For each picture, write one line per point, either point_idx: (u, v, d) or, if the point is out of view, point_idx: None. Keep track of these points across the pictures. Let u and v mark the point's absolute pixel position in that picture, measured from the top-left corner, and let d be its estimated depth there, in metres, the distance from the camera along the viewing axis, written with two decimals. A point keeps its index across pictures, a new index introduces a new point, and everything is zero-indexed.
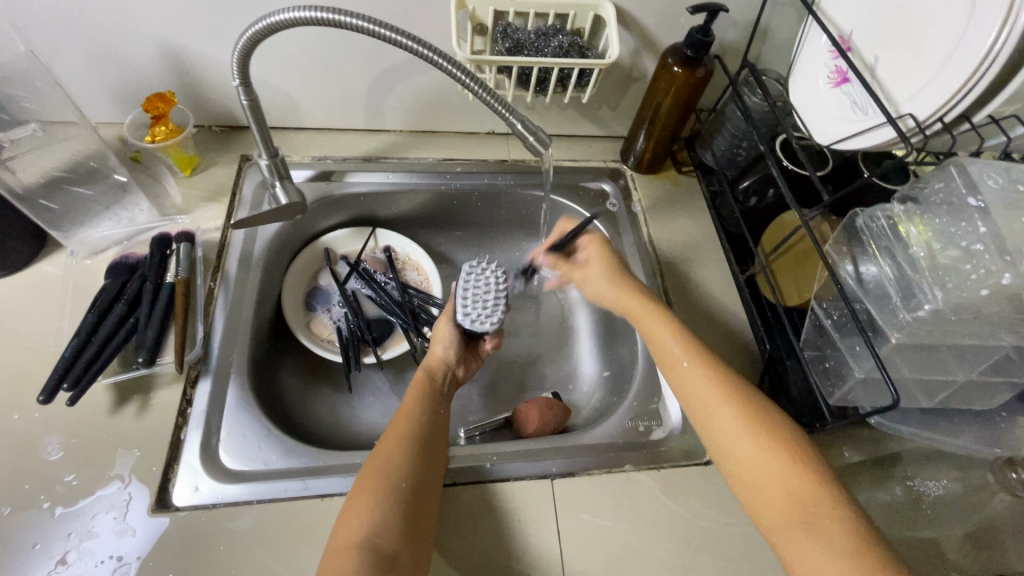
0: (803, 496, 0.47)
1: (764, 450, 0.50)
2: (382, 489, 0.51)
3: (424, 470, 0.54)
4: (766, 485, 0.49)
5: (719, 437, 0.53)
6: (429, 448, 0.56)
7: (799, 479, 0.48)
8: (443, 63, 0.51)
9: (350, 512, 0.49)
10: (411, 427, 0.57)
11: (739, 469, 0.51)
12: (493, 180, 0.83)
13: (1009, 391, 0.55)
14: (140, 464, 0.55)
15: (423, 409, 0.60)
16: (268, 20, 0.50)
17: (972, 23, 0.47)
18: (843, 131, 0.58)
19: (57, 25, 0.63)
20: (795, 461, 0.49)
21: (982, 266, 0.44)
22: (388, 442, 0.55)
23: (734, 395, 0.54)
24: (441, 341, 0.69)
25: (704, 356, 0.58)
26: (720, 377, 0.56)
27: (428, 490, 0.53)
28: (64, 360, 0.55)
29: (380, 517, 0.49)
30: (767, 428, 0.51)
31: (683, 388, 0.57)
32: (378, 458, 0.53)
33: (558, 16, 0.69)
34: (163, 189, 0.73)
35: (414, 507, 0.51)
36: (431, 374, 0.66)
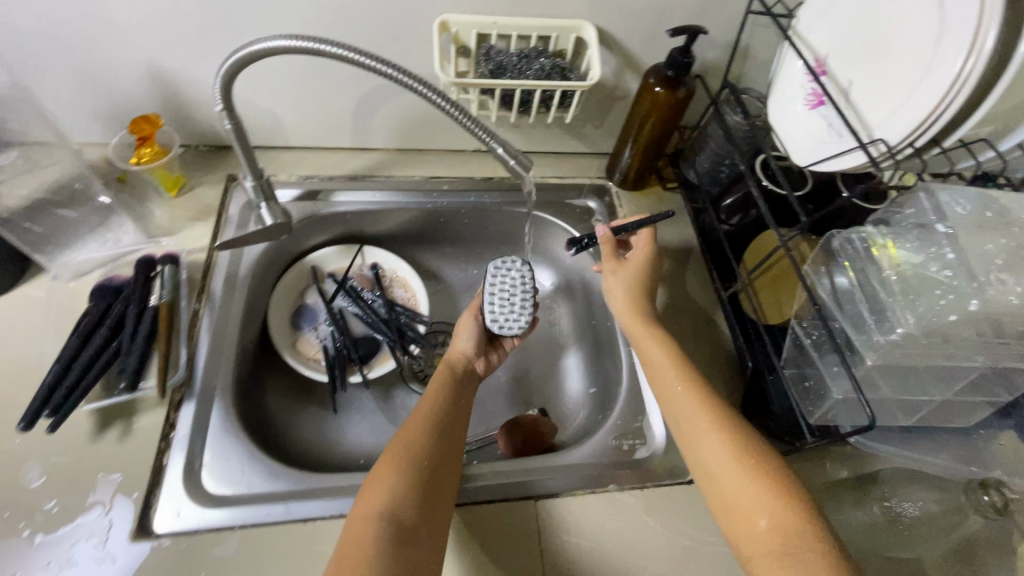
0: (788, 531, 0.46)
1: (752, 484, 0.50)
2: (406, 460, 0.53)
3: (444, 452, 0.56)
4: (752, 518, 0.49)
5: (710, 466, 0.53)
6: (450, 433, 0.58)
7: (784, 513, 0.47)
8: (423, 90, 0.51)
9: (372, 484, 0.51)
10: (435, 411, 0.60)
11: (728, 501, 0.51)
12: (479, 198, 0.84)
13: (986, 409, 0.55)
14: (122, 489, 0.55)
15: (447, 395, 0.63)
16: (250, 48, 0.50)
17: (939, 50, 0.48)
18: (819, 154, 0.58)
19: (42, 50, 0.64)
20: (781, 495, 0.49)
21: (950, 291, 0.45)
22: (413, 422, 0.58)
23: (727, 426, 0.55)
24: (466, 336, 0.72)
25: (699, 386, 0.59)
26: (715, 406, 0.56)
27: (448, 472, 0.55)
28: (45, 386, 0.55)
29: (401, 489, 0.51)
30: (755, 461, 0.51)
31: (678, 414, 0.58)
32: (403, 435, 0.56)
33: (541, 38, 0.70)
34: (148, 210, 0.74)
35: (433, 484, 0.53)
36: (455, 363, 0.69)
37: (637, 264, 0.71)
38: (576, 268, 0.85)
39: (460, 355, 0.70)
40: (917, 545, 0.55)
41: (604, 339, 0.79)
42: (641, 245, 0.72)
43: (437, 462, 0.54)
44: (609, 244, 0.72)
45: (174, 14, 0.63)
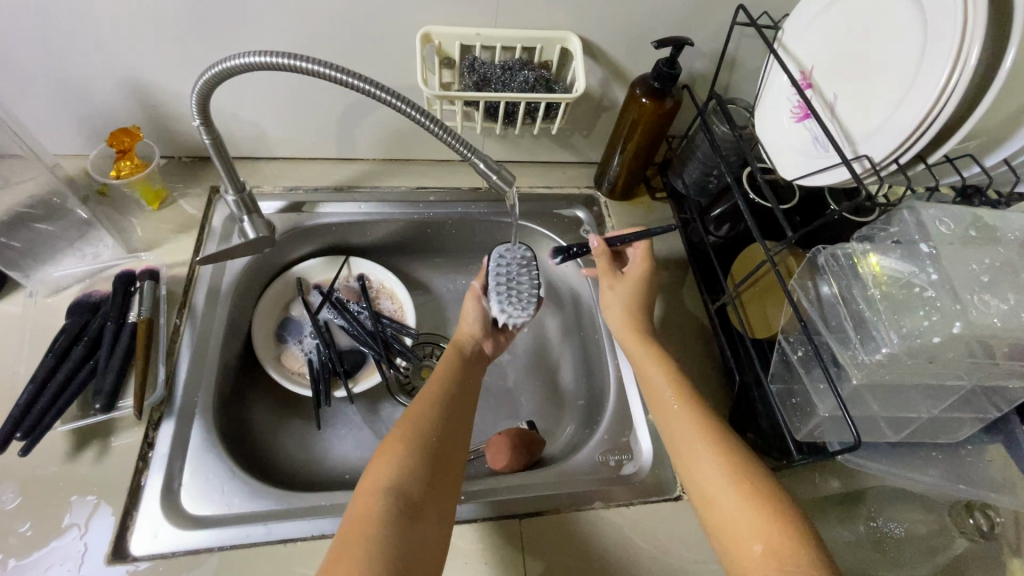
0: (783, 556, 0.45)
1: (747, 508, 0.49)
2: (415, 438, 0.54)
3: (451, 431, 0.57)
4: (746, 542, 0.47)
5: (704, 486, 0.52)
6: (457, 413, 0.59)
7: (778, 538, 0.46)
8: (401, 106, 0.50)
9: (381, 460, 0.52)
10: (442, 391, 0.61)
11: (723, 522, 0.50)
12: (466, 209, 0.83)
13: (973, 425, 0.55)
14: (98, 511, 0.54)
15: (454, 376, 0.64)
16: (225, 64, 0.50)
17: (923, 67, 0.47)
18: (804, 169, 0.58)
19: (18, 63, 0.63)
20: (775, 518, 0.47)
21: (934, 312, 0.44)
22: (420, 401, 0.59)
23: (722, 447, 0.54)
24: (470, 317, 0.71)
25: (695, 405, 0.58)
26: (711, 425, 0.56)
27: (455, 450, 0.56)
28: (18, 408, 0.54)
29: (410, 464, 0.51)
30: (750, 484, 0.50)
31: (673, 431, 0.57)
32: (412, 413, 0.57)
33: (525, 49, 0.69)
34: (129, 223, 0.73)
35: (441, 461, 0.54)
36: (462, 345, 0.69)
37: (636, 280, 0.70)
38: (564, 279, 0.84)
39: (467, 337, 0.70)
40: (905, 564, 0.54)
41: (592, 351, 0.78)
42: (639, 259, 0.71)
43: (444, 440, 0.55)
44: (604, 256, 0.72)
45: (152, 26, 0.62)
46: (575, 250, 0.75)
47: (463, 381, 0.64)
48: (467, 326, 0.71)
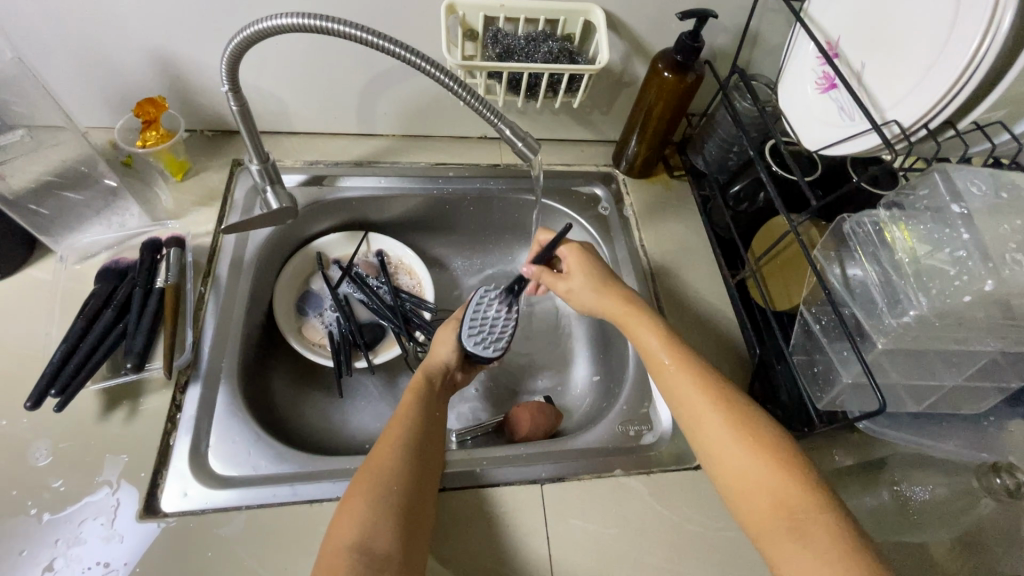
0: (793, 506, 0.47)
1: (755, 460, 0.50)
2: (375, 492, 0.51)
3: (418, 477, 0.54)
4: (757, 496, 0.49)
5: (714, 452, 0.52)
6: (424, 456, 0.56)
7: (788, 488, 0.48)
8: (432, 70, 0.51)
9: (342, 518, 0.50)
10: (405, 434, 0.57)
11: (733, 480, 0.51)
12: (485, 185, 0.83)
13: (998, 395, 0.54)
14: (129, 469, 0.55)
15: (419, 415, 0.60)
16: (255, 27, 0.50)
17: (955, 30, 0.47)
18: (830, 138, 0.58)
19: (47, 32, 0.63)
20: (782, 469, 0.49)
21: (965, 272, 0.44)
22: (382, 447, 0.55)
23: (724, 403, 0.54)
24: (446, 343, 0.70)
25: (692, 363, 0.58)
26: (710, 383, 0.56)
27: (422, 497, 0.53)
28: (52, 366, 0.55)
29: (372, 522, 0.49)
30: (756, 435, 0.51)
31: (679, 408, 0.56)
32: (372, 462, 0.54)
33: (548, 22, 0.69)
34: (153, 194, 0.73)
35: (409, 511, 0.51)
36: (432, 374, 0.67)
37: (578, 274, 0.68)
38: None
39: (438, 361, 0.69)
40: (926, 530, 0.54)
41: (609, 327, 0.78)
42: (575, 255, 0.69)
43: (410, 488, 0.52)
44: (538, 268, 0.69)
45: None
46: (517, 284, 0.72)
47: (428, 418, 0.61)
48: (439, 351, 0.70)
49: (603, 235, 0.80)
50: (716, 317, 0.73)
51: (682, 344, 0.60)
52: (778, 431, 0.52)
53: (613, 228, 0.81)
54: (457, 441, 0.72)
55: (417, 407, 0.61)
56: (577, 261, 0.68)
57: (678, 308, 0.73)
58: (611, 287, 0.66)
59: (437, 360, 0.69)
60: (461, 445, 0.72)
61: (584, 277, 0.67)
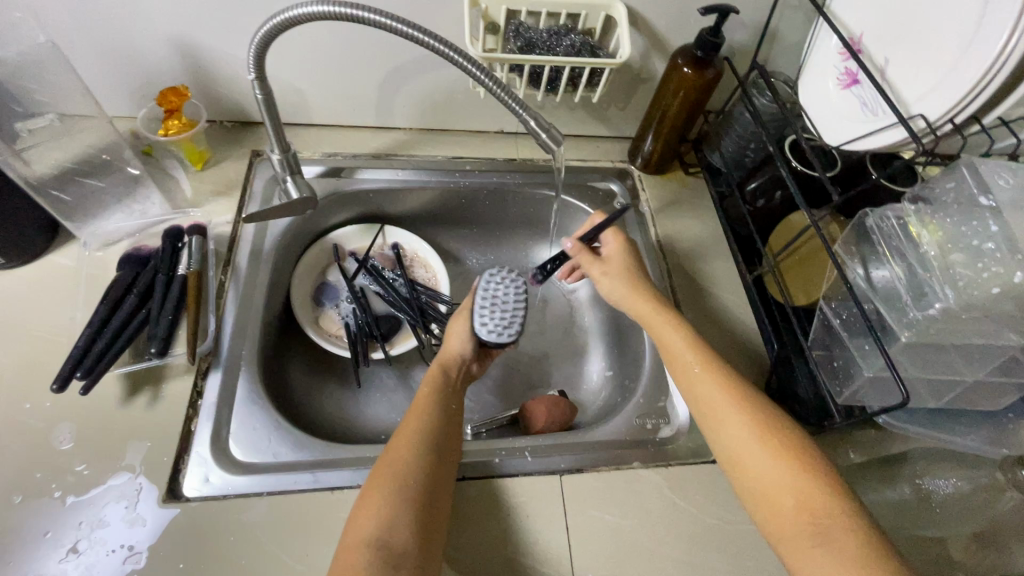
0: (814, 507, 0.47)
1: (774, 461, 0.50)
2: (394, 487, 0.51)
3: (436, 470, 0.54)
4: (777, 496, 0.49)
5: (732, 451, 0.53)
6: (443, 452, 0.56)
7: (808, 489, 0.48)
8: (456, 57, 0.51)
9: (361, 510, 0.50)
10: (424, 428, 0.57)
11: (755, 479, 0.51)
12: (501, 179, 0.83)
13: (1016, 392, 0.54)
14: (152, 454, 0.55)
15: (436, 410, 0.60)
16: (285, 14, 0.50)
17: (982, 24, 0.47)
18: (852, 133, 0.58)
19: (74, 20, 0.64)
20: (802, 472, 0.49)
21: (994, 264, 0.44)
22: (400, 442, 0.55)
23: (743, 404, 0.55)
24: (458, 336, 0.70)
25: (714, 362, 0.58)
26: (732, 384, 0.56)
27: (441, 493, 0.53)
28: (76, 351, 0.55)
29: (390, 516, 0.49)
30: (776, 435, 0.52)
31: (701, 402, 0.56)
32: (391, 457, 0.54)
33: (570, 16, 0.69)
34: (174, 183, 0.74)
35: (427, 505, 0.51)
36: (448, 369, 0.68)
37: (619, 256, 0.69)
38: None
39: (452, 354, 0.69)
40: (947, 523, 0.55)
41: (626, 322, 0.78)
42: (615, 243, 0.71)
43: (427, 481, 0.52)
44: (583, 252, 0.70)
45: None
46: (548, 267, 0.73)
47: (448, 412, 0.61)
48: (451, 343, 0.70)
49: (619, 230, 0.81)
50: (732, 312, 0.73)
51: (706, 343, 0.60)
52: (797, 432, 0.53)
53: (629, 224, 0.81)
54: (472, 433, 0.72)
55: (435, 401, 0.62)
56: (618, 246, 0.70)
57: (695, 304, 0.74)
58: (639, 282, 0.67)
59: (449, 352, 0.69)
60: (476, 437, 0.72)
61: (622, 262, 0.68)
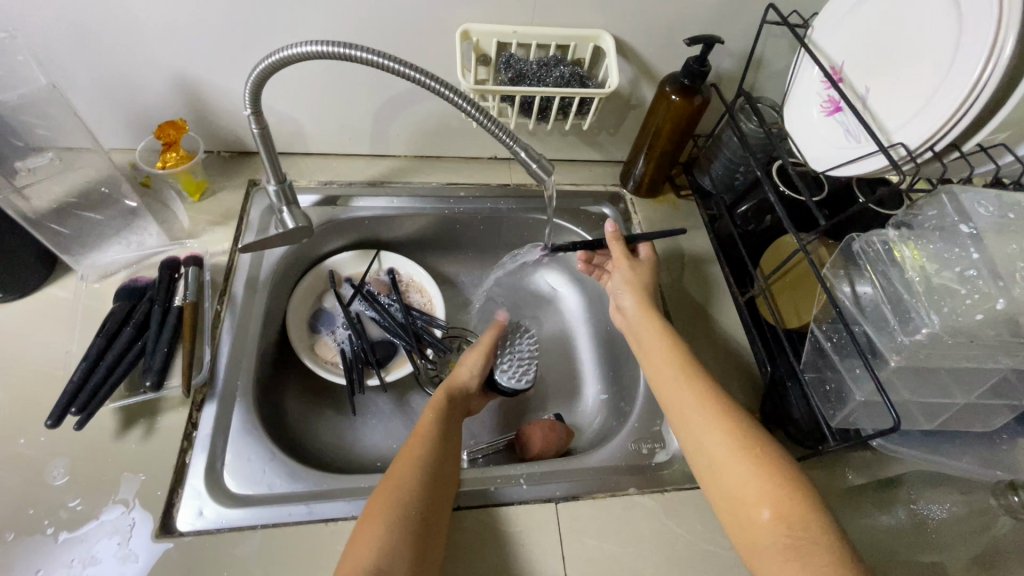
0: (792, 521, 0.46)
1: (756, 474, 0.50)
2: (390, 513, 0.51)
3: (428, 494, 0.54)
4: (755, 509, 0.48)
5: (715, 467, 0.52)
6: (437, 475, 0.56)
7: (786, 502, 0.47)
8: (447, 93, 0.52)
9: (358, 540, 0.49)
10: (420, 454, 0.58)
11: (735, 495, 0.50)
12: (496, 205, 0.84)
13: (1009, 413, 0.55)
14: (146, 488, 0.55)
15: (437, 434, 0.61)
16: (281, 54, 0.51)
17: (958, 56, 0.49)
18: (837, 160, 0.59)
19: (75, 58, 0.65)
20: (781, 484, 0.48)
21: (976, 291, 0.45)
22: (398, 468, 0.55)
23: (723, 416, 0.54)
24: (470, 368, 0.73)
25: (701, 378, 0.58)
26: (712, 398, 0.56)
27: (435, 518, 0.53)
28: (72, 385, 0.56)
29: (386, 543, 0.48)
30: (757, 448, 0.51)
31: (684, 421, 0.56)
32: (389, 484, 0.54)
33: (560, 47, 0.71)
34: (171, 214, 0.75)
35: (424, 531, 0.51)
36: (452, 395, 0.69)
37: (648, 267, 0.72)
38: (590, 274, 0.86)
39: (460, 382, 0.71)
40: (944, 549, 0.55)
41: (620, 345, 0.79)
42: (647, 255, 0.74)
43: (427, 507, 0.53)
44: (619, 244, 0.72)
45: (206, 23, 0.64)
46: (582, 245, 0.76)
47: (443, 435, 0.61)
48: (461, 370, 0.73)
49: None
50: (723, 334, 0.74)
51: (689, 361, 0.60)
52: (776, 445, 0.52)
53: None
54: (469, 459, 0.72)
55: (437, 425, 0.62)
56: (649, 261, 0.73)
57: (688, 327, 0.74)
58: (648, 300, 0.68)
59: (458, 378, 0.71)
60: (473, 463, 0.72)
61: (648, 277, 0.71)
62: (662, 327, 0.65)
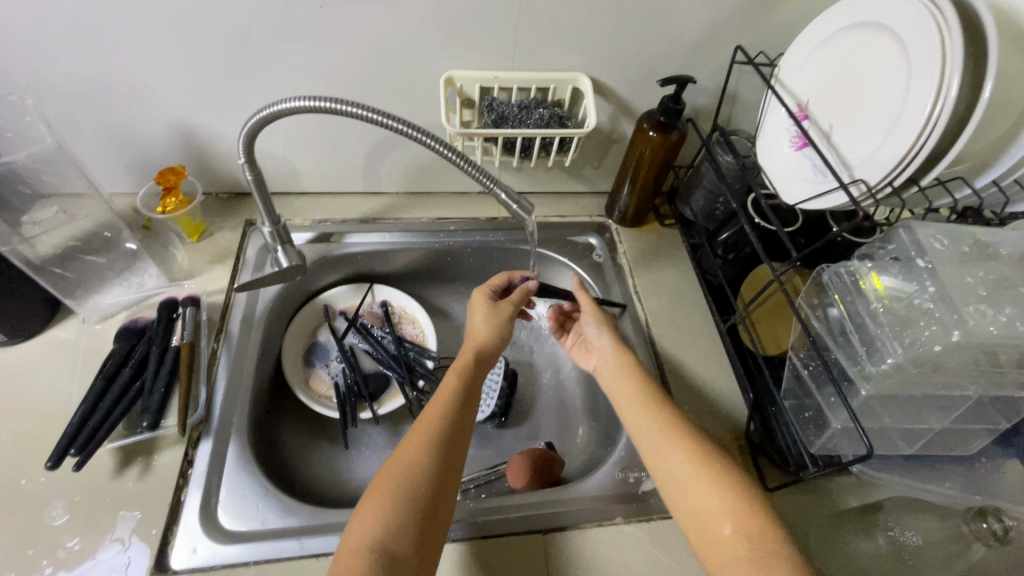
0: (752, 534, 0.47)
1: (717, 492, 0.51)
2: (399, 489, 0.52)
3: (439, 471, 0.54)
4: (718, 525, 0.49)
5: (677, 485, 0.53)
6: (450, 450, 0.56)
7: (746, 517, 0.48)
8: (429, 141, 0.56)
9: (364, 516, 0.50)
10: (436, 427, 0.58)
11: (699, 510, 0.51)
12: (484, 238, 0.87)
13: (985, 437, 0.57)
14: (142, 526, 0.56)
15: (454, 405, 0.61)
16: (273, 108, 0.55)
17: (909, 95, 0.51)
18: (806, 193, 0.61)
19: (81, 111, 0.69)
20: (740, 501, 0.50)
21: (934, 323, 0.47)
22: (411, 442, 0.56)
23: (686, 437, 0.56)
24: (496, 327, 0.70)
25: (665, 406, 0.60)
26: (675, 421, 0.58)
27: (445, 494, 0.54)
28: (71, 427, 0.58)
29: (392, 520, 0.49)
30: (716, 469, 0.53)
31: (649, 441, 0.58)
32: (401, 458, 0.55)
33: (540, 89, 0.75)
34: (170, 254, 0.78)
35: (432, 507, 0.52)
36: (478, 355, 0.67)
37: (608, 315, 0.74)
38: None
39: (488, 345, 0.68)
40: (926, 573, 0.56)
41: None
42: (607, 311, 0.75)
43: (437, 484, 0.53)
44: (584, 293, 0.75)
45: (204, 76, 0.68)
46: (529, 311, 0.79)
47: (461, 406, 0.61)
48: (486, 331, 0.69)
49: (599, 283, 0.84)
50: (706, 362, 0.74)
51: (651, 386, 0.63)
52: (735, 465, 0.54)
53: (608, 275, 0.84)
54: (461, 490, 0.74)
55: (454, 394, 0.62)
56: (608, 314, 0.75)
57: (674, 356, 0.74)
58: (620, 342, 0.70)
59: (483, 340, 0.69)
60: (464, 494, 0.73)
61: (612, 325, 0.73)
62: (626, 361, 0.67)
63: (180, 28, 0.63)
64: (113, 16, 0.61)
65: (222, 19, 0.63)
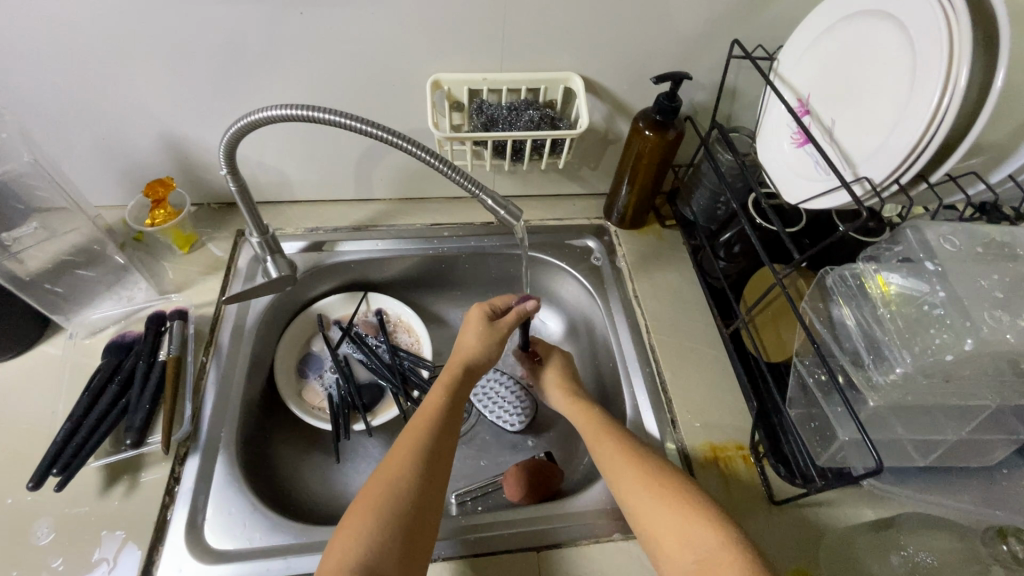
0: (698, 546, 0.49)
1: (667, 508, 0.52)
2: (382, 506, 0.50)
3: (425, 487, 0.53)
4: (670, 541, 0.50)
5: (631, 504, 0.54)
6: (435, 465, 0.55)
7: (695, 529, 0.50)
8: (411, 148, 0.54)
9: (346, 537, 0.49)
10: (419, 441, 0.56)
11: (652, 528, 0.52)
12: (479, 244, 0.85)
13: (1006, 448, 0.53)
14: (127, 546, 0.55)
15: (436, 416, 0.59)
16: (250, 117, 0.53)
17: (915, 87, 0.48)
18: (806, 192, 0.58)
19: (68, 125, 0.69)
20: (689, 514, 0.51)
21: (945, 330, 0.44)
22: (393, 458, 0.55)
23: (637, 458, 0.57)
24: (485, 343, 0.67)
25: (617, 433, 0.61)
26: (625, 443, 0.59)
27: (432, 509, 0.52)
28: (55, 446, 0.57)
29: (379, 540, 0.48)
30: (667, 487, 0.54)
31: (603, 464, 0.59)
32: (385, 473, 0.53)
33: (530, 90, 0.73)
34: (161, 266, 0.77)
35: (418, 524, 0.50)
36: (465, 368, 0.65)
37: (553, 368, 0.75)
38: (578, 308, 0.86)
39: (477, 361, 0.66)
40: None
41: (608, 380, 0.78)
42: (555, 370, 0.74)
43: (422, 500, 0.52)
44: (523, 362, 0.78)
45: (190, 87, 0.68)
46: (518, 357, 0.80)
47: (445, 419, 0.60)
48: (478, 347, 0.66)
49: (597, 288, 0.82)
50: (710, 368, 0.71)
51: (602, 416, 0.64)
52: (683, 478, 0.55)
53: (607, 280, 0.82)
54: (456, 504, 0.72)
55: (434, 409, 0.60)
56: (557, 372, 0.74)
57: (674, 362, 0.72)
58: (576, 388, 0.71)
59: (473, 356, 0.66)
60: (461, 507, 0.72)
61: (553, 377, 0.73)
62: (580, 398, 0.69)
63: (161, 39, 0.62)
64: (93, 30, 0.60)
65: (202, 29, 0.62)
